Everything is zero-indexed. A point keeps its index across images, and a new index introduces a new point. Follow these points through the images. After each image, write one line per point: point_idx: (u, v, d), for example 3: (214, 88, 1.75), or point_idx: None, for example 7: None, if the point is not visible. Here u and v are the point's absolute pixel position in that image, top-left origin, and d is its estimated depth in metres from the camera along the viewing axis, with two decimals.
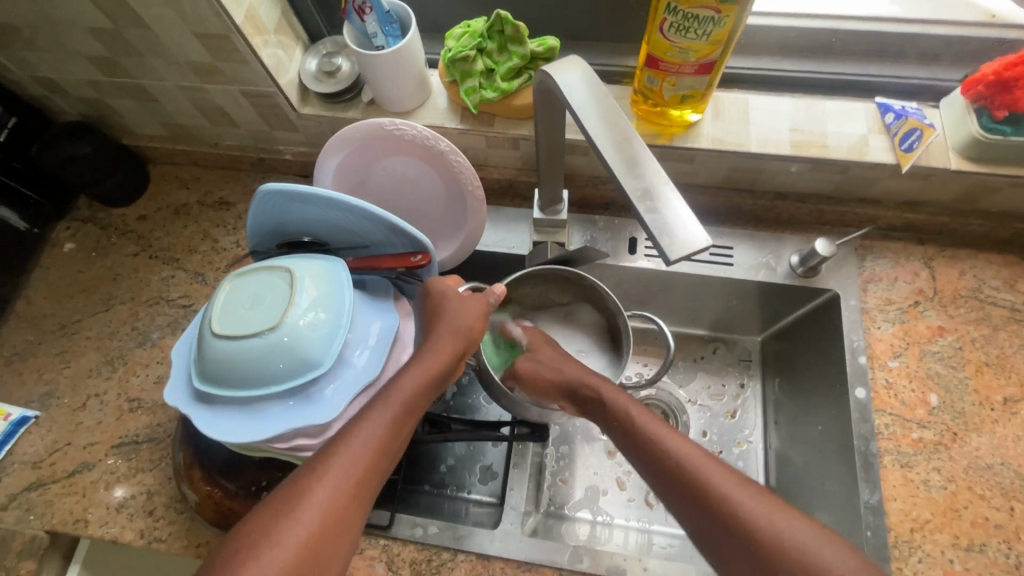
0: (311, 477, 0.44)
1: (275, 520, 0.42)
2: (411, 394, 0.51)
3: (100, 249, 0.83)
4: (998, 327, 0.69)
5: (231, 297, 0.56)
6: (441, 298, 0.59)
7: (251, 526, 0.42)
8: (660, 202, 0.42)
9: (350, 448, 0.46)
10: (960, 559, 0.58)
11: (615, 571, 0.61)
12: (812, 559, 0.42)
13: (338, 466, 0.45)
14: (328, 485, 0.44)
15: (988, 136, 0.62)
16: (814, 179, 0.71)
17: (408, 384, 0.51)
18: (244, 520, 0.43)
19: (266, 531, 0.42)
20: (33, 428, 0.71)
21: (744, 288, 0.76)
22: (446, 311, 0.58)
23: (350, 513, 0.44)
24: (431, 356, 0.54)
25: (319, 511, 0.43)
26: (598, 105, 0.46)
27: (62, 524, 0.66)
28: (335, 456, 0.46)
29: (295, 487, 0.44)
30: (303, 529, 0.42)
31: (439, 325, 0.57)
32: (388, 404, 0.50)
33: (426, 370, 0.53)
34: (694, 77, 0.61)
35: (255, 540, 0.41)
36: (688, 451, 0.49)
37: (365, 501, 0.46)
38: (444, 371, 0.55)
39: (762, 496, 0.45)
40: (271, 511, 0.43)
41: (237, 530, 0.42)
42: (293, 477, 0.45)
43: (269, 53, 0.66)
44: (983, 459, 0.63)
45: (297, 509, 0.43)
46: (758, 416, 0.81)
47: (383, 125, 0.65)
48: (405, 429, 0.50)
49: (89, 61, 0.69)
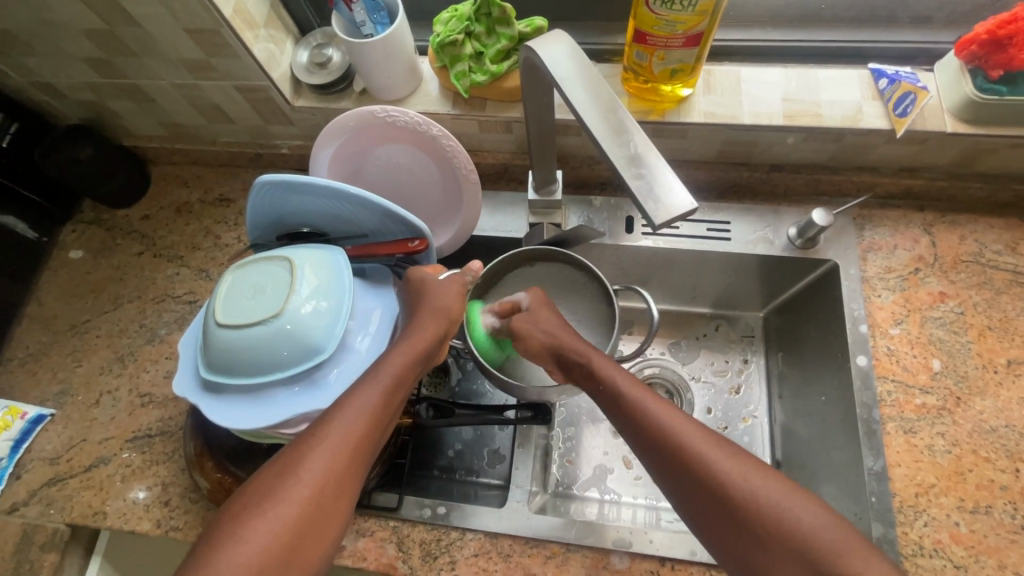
0: (310, 443, 0.46)
1: (279, 481, 0.44)
2: (401, 366, 0.52)
3: (105, 250, 0.84)
4: (1000, 290, 0.68)
5: (233, 287, 0.57)
6: (423, 286, 0.59)
7: (259, 487, 0.45)
8: (646, 168, 0.42)
9: (346, 412, 0.48)
10: (966, 522, 0.58)
11: (622, 544, 0.62)
12: (788, 512, 0.43)
13: (334, 434, 0.47)
14: (327, 448, 0.46)
15: (984, 96, 0.62)
16: (809, 149, 0.71)
17: (398, 357, 0.52)
18: (252, 481, 0.45)
19: (271, 490, 0.44)
20: (50, 426, 0.73)
21: (744, 262, 0.76)
22: (431, 294, 0.59)
23: (349, 474, 0.46)
24: (418, 335, 0.55)
25: (317, 475, 0.45)
26: (582, 76, 0.46)
27: (82, 517, 0.68)
28: (331, 420, 0.47)
29: (296, 452, 0.46)
30: (306, 488, 0.44)
31: (420, 308, 0.58)
32: (379, 373, 0.50)
33: (414, 343, 0.54)
34: (683, 50, 0.61)
35: (263, 497, 0.44)
36: (666, 418, 0.48)
37: (364, 464, 0.48)
38: (432, 342, 0.56)
39: (735, 459, 0.46)
40: (274, 472, 0.45)
41: (243, 490, 0.45)
42: (293, 443, 0.47)
43: (260, 48, 0.67)
44: (988, 423, 0.63)
45: (299, 471, 0.45)
46: (762, 390, 0.81)
47: (375, 113, 0.65)
48: (400, 397, 0.51)
49: (84, 62, 0.70)
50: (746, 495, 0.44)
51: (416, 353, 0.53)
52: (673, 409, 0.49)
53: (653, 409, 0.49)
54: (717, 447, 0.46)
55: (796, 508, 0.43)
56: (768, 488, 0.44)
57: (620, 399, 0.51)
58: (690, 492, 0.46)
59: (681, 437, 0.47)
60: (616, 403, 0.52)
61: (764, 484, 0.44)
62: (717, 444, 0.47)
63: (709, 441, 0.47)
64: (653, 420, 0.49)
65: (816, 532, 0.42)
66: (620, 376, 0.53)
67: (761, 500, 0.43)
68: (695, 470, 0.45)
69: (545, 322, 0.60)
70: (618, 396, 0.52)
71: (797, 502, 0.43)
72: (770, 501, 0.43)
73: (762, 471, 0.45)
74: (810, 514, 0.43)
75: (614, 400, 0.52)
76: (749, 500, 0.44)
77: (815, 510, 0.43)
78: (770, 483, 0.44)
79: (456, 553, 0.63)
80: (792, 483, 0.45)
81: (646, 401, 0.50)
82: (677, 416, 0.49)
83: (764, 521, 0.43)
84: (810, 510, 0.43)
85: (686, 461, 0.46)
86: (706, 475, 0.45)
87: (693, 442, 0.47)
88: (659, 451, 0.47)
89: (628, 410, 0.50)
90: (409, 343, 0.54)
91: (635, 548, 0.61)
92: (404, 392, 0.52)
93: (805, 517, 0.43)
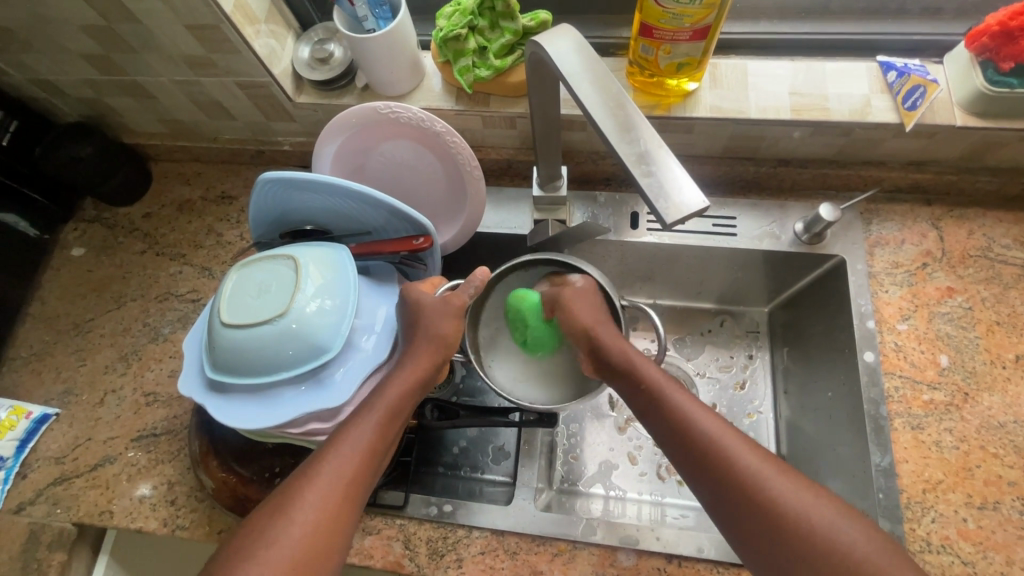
0: (303, 480, 0.47)
1: (272, 519, 0.45)
2: (396, 399, 0.53)
3: (107, 248, 0.84)
4: (1009, 285, 0.68)
5: (238, 286, 0.57)
6: (418, 308, 0.57)
7: (253, 525, 0.45)
8: (656, 166, 0.42)
9: (341, 451, 0.48)
10: (974, 518, 0.58)
11: (628, 541, 0.62)
12: (840, 534, 0.43)
13: (327, 472, 0.47)
14: (318, 488, 0.46)
15: (994, 89, 0.61)
16: (816, 143, 0.70)
17: (391, 393, 0.53)
18: (248, 518, 0.46)
19: (264, 531, 0.44)
20: (55, 425, 0.73)
21: (749, 257, 0.76)
22: (425, 314, 0.56)
23: (344, 512, 0.47)
24: (412, 366, 0.55)
25: (312, 512, 0.45)
26: (590, 72, 0.46)
27: (89, 516, 0.68)
28: (326, 459, 0.48)
29: (290, 489, 0.46)
30: (298, 529, 0.44)
31: (417, 334, 0.56)
32: (375, 409, 0.51)
33: (409, 375, 0.54)
34: (689, 44, 0.60)
35: (257, 537, 0.44)
36: (713, 434, 0.48)
37: (357, 503, 0.48)
38: (430, 372, 0.56)
39: (783, 478, 0.45)
40: (267, 512, 0.45)
41: (238, 529, 0.45)
42: (288, 480, 0.47)
43: (261, 43, 0.66)
44: (996, 418, 0.62)
45: (292, 510, 0.45)
46: (768, 385, 0.81)
47: (377, 109, 0.64)
48: (394, 431, 0.52)
49: (84, 59, 0.69)
50: (799, 515, 0.43)
51: (413, 385, 0.54)
52: (715, 418, 0.49)
53: (693, 417, 0.49)
54: (757, 457, 0.47)
55: (846, 528, 0.43)
56: (808, 500, 0.44)
57: (659, 407, 0.51)
58: (741, 513, 0.45)
59: (729, 454, 0.47)
60: (656, 410, 0.51)
61: (812, 504, 0.44)
62: (764, 461, 0.46)
63: (750, 452, 0.47)
64: (692, 428, 0.49)
65: (850, 546, 0.42)
66: (667, 384, 0.52)
67: (810, 517, 0.43)
68: (737, 480, 0.46)
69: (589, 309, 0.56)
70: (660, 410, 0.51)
71: (837, 518, 0.43)
72: (809, 514, 0.43)
73: (798, 481, 0.45)
74: (855, 534, 0.43)
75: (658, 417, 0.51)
76: (800, 521, 0.43)
77: (848, 528, 0.43)
78: (817, 499, 0.44)
79: (462, 551, 0.63)
80: (841, 502, 0.45)
81: (687, 408, 0.50)
82: (717, 426, 0.49)
83: (805, 535, 0.43)
84: (858, 529, 0.43)
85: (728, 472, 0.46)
86: (748, 487, 0.45)
87: (742, 460, 0.46)
88: (711, 468, 0.47)
89: (669, 418, 0.50)
90: (405, 373, 0.54)
91: (642, 545, 0.61)
92: (399, 425, 0.53)
93: (845, 531, 0.43)
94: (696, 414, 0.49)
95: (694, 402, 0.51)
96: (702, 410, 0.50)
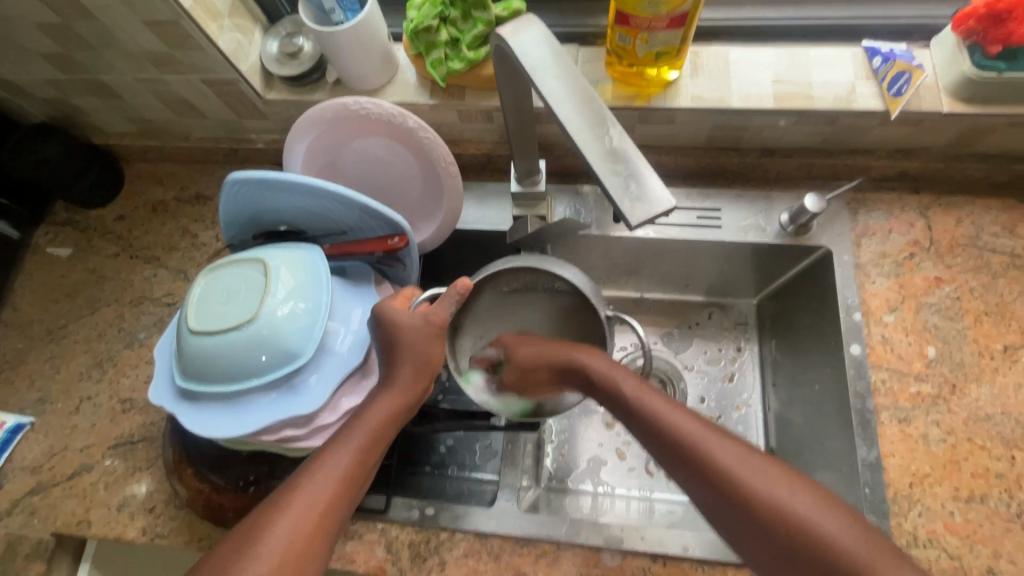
0: (275, 512, 0.46)
1: (238, 554, 0.44)
2: (378, 424, 0.52)
3: (80, 252, 0.82)
4: (997, 274, 0.67)
5: (206, 292, 0.55)
6: (397, 329, 0.54)
7: (219, 560, 0.44)
8: (625, 164, 0.40)
9: (316, 477, 0.48)
10: (960, 511, 0.58)
11: (613, 541, 0.61)
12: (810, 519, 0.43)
13: (299, 503, 0.46)
14: (289, 520, 0.45)
15: (981, 74, 0.59)
16: (800, 132, 0.68)
17: (372, 417, 0.52)
18: (214, 553, 0.45)
19: (231, 561, 0.44)
20: (30, 435, 0.71)
21: (735, 249, 0.74)
22: (407, 336, 0.54)
23: (316, 541, 0.46)
24: (397, 390, 0.53)
25: (280, 545, 0.44)
26: (556, 64, 0.44)
27: (67, 526, 0.66)
28: (300, 485, 0.47)
29: (259, 521, 0.46)
30: (265, 564, 0.44)
31: (400, 353, 0.54)
32: (355, 433, 0.51)
33: (393, 399, 0.53)
34: (667, 32, 0.58)
35: (221, 574, 0.43)
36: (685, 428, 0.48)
37: (329, 534, 0.47)
38: (416, 397, 0.55)
39: (753, 468, 0.45)
40: (232, 547, 0.45)
41: (204, 563, 0.45)
42: (259, 510, 0.47)
43: (226, 39, 0.64)
44: (984, 410, 0.61)
45: (260, 543, 0.44)
46: (756, 378, 0.80)
47: (348, 105, 0.62)
48: (375, 457, 0.51)
49: (43, 58, 0.67)
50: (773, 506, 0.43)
51: (397, 410, 0.53)
52: (681, 411, 0.50)
53: (665, 415, 0.49)
54: (725, 442, 0.47)
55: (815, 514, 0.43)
56: (775, 484, 0.44)
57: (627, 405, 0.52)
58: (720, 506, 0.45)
59: (702, 449, 0.47)
60: (623, 408, 0.52)
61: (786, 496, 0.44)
62: (737, 452, 0.46)
63: (716, 436, 0.47)
64: (659, 422, 0.49)
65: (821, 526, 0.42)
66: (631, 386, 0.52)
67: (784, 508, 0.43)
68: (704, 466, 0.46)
69: (539, 347, 0.58)
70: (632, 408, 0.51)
71: (808, 504, 0.43)
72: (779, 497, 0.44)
73: (769, 467, 0.45)
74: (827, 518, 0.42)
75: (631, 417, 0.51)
76: (775, 511, 0.43)
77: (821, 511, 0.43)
78: (790, 486, 0.44)
79: (445, 554, 0.62)
80: (812, 485, 0.44)
81: (651, 403, 0.51)
82: (683, 415, 0.49)
83: (776, 518, 0.43)
84: (827, 512, 0.43)
85: (694, 460, 0.46)
86: (716, 472, 0.46)
87: (714, 453, 0.46)
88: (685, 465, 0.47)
89: (638, 414, 0.51)
90: (389, 397, 0.53)
91: (626, 545, 0.61)
92: (381, 451, 0.52)
93: (819, 518, 0.42)
94: (664, 411, 0.50)
95: (662, 399, 0.51)
96: (671, 406, 0.50)
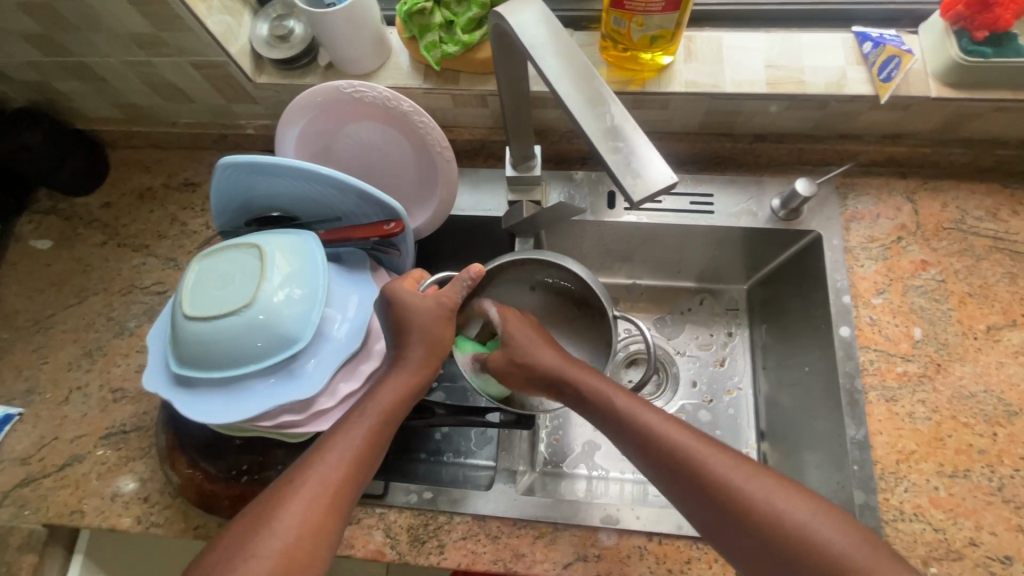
0: (289, 490, 0.46)
1: (251, 533, 0.45)
2: (389, 405, 0.52)
3: (66, 241, 0.80)
4: (981, 257, 0.68)
5: (201, 278, 0.55)
6: (411, 309, 0.54)
7: (233, 540, 0.45)
8: (623, 141, 0.40)
9: (327, 459, 0.48)
10: (945, 486, 0.59)
11: (609, 521, 0.62)
12: (817, 531, 0.43)
13: (312, 481, 0.47)
14: (303, 497, 0.46)
15: (968, 59, 0.60)
16: (792, 117, 0.69)
17: (383, 396, 0.52)
18: (227, 532, 0.46)
19: (243, 543, 0.44)
20: (18, 426, 0.70)
21: (726, 235, 0.75)
22: (419, 318, 0.54)
23: (328, 522, 0.46)
24: (409, 369, 0.54)
25: (294, 523, 0.45)
26: (554, 44, 0.44)
27: (59, 517, 0.66)
28: (312, 467, 0.48)
29: (272, 500, 0.46)
30: (278, 542, 0.44)
31: (411, 331, 0.54)
32: (366, 414, 0.51)
33: (405, 380, 0.53)
34: (662, 15, 0.58)
35: (234, 553, 0.44)
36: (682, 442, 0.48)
37: (342, 511, 0.47)
38: (427, 379, 0.55)
39: (751, 480, 0.46)
40: (246, 526, 0.45)
41: (217, 543, 0.45)
42: (272, 489, 0.47)
43: (215, 21, 0.63)
44: (967, 388, 0.63)
45: (274, 521, 0.45)
46: (747, 362, 0.81)
47: (341, 88, 0.62)
48: (387, 435, 0.52)
49: (25, 39, 0.65)
50: (773, 519, 0.44)
51: (409, 388, 0.53)
52: (675, 424, 0.50)
53: (658, 428, 0.49)
54: (720, 454, 0.47)
55: (820, 526, 0.43)
56: (776, 496, 0.45)
57: (620, 420, 0.51)
58: (717, 520, 0.46)
59: (699, 461, 0.47)
60: (619, 426, 0.51)
61: (786, 508, 0.44)
62: (733, 464, 0.47)
63: (711, 449, 0.48)
64: (653, 435, 0.49)
65: (825, 536, 0.43)
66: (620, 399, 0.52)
67: (791, 523, 0.44)
68: (708, 484, 0.46)
69: (533, 350, 0.58)
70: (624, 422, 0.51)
71: (810, 515, 0.44)
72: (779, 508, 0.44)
73: (767, 478, 0.46)
74: (831, 530, 0.43)
75: (623, 431, 0.51)
76: (775, 522, 0.44)
77: (824, 521, 0.44)
78: (794, 496, 0.45)
79: (444, 537, 0.63)
80: (816, 498, 0.45)
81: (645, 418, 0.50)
82: (688, 435, 0.49)
83: (775, 531, 0.44)
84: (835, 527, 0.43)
85: (696, 476, 0.46)
86: (712, 484, 0.46)
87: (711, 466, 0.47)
88: (683, 479, 0.47)
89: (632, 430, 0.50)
90: (400, 379, 0.53)
91: (622, 524, 0.62)
92: (392, 430, 0.53)
93: (825, 530, 0.43)
94: (658, 425, 0.50)
95: (652, 411, 0.51)
96: (664, 419, 0.50)
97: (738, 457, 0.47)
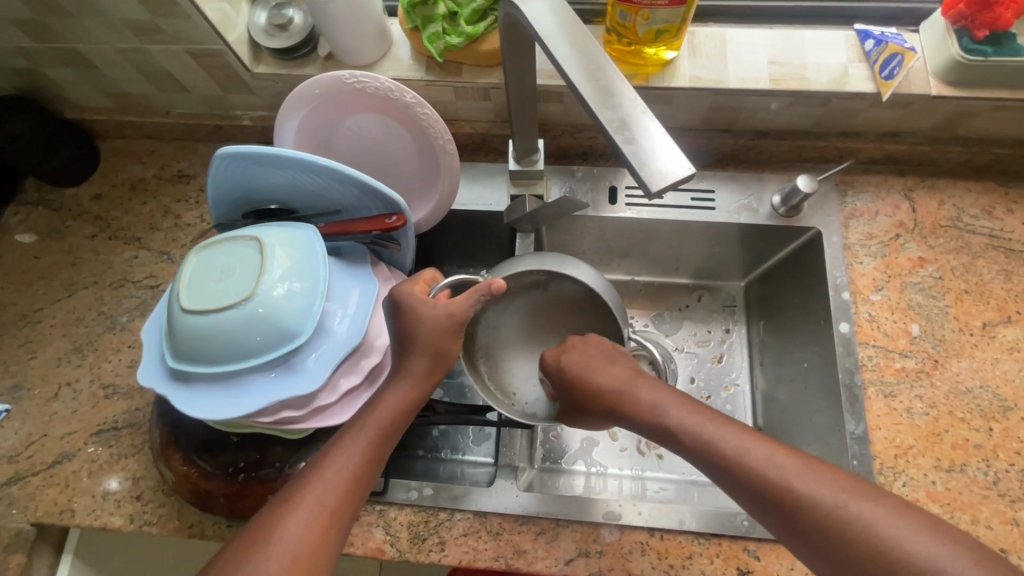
0: (284, 509, 0.46)
1: (249, 553, 0.44)
2: (386, 419, 0.52)
3: (55, 233, 0.78)
4: (976, 254, 0.69)
5: (199, 271, 0.53)
6: (417, 317, 0.53)
7: (231, 560, 0.44)
8: (637, 131, 0.39)
9: (325, 476, 0.48)
10: (942, 480, 0.60)
11: (611, 517, 0.62)
12: (891, 536, 0.41)
13: (309, 500, 0.46)
14: (299, 517, 0.46)
15: (969, 57, 0.61)
16: (793, 114, 0.69)
17: (380, 411, 0.52)
18: (225, 551, 0.45)
19: (243, 563, 0.44)
20: (5, 423, 0.68)
21: (725, 231, 0.75)
22: (427, 326, 0.53)
23: (327, 540, 0.46)
24: (407, 383, 0.53)
25: (291, 543, 0.45)
26: (567, 33, 0.44)
27: (48, 515, 0.64)
28: (308, 485, 0.47)
29: (268, 520, 0.46)
30: (276, 563, 0.44)
31: (414, 343, 0.53)
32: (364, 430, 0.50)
33: (402, 393, 0.53)
34: (668, 9, 0.58)
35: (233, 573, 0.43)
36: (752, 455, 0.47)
37: (340, 528, 0.47)
38: (425, 391, 0.54)
39: (827, 487, 0.44)
40: (243, 546, 0.45)
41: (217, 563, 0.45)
42: (268, 508, 0.47)
43: (213, 8, 0.61)
44: (964, 383, 0.64)
45: (271, 542, 0.45)
46: (744, 358, 0.81)
47: (343, 78, 0.61)
48: (384, 450, 0.51)
49: (13, 24, 0.63)
50: (854, 527, 0.42)
51: (407, 403, 0.53)
52: (742, 433, 0.49)
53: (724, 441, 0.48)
54: (790, 463, 0.46)
55: (898, 531, 0.41)
56: (850, 504, 0.43)
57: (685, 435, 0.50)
58: (799, 530, 0.44)
59: (773, 472, 0.46)
60: (685, 443, 0.50)
61: (865, 513, 0.43)
62: (811, 474, 0.45)
63: (783, 458, 0.47)
64: (718, 448, 0.48)
65: (902, 541, 0.41)
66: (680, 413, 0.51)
67: (873, 533, 0.42)
68: (784, 494, 0.45)
69: (590, 369, 0.56)
70: (688, 435, 0.50)
71: (881, 519, 0.42)
72: (856, 512, 0.43)
73: (846, 486, 0.45)
74: (912, 534, 0.41)
75: (689, 445, 0.50)
76: (858, 530, 0.42)
77: (904, 528, 0.42)
78: (865, 503, 0.43)
79: (445, 533, 0.62)
80: (889, 503, 0.43)
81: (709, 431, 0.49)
82: (753, 443, 0.48)
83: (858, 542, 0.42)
84: (912, 530, 0.41)
85: (769, 488, 0.45)
86: (787, 494, 0.45)
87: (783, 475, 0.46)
88: (758, 491, 0.46)
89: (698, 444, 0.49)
90: (398, 392, 0.53)
91: (624, 520, 0.62)
92: (389, 444, 0.52)
93: (903, 536, 0.41)
94: (724, 438, 0.49)
95: (716, 422, 0.50)
96: (731, 431, 0.49)
97: (815, 465, 0.46)
